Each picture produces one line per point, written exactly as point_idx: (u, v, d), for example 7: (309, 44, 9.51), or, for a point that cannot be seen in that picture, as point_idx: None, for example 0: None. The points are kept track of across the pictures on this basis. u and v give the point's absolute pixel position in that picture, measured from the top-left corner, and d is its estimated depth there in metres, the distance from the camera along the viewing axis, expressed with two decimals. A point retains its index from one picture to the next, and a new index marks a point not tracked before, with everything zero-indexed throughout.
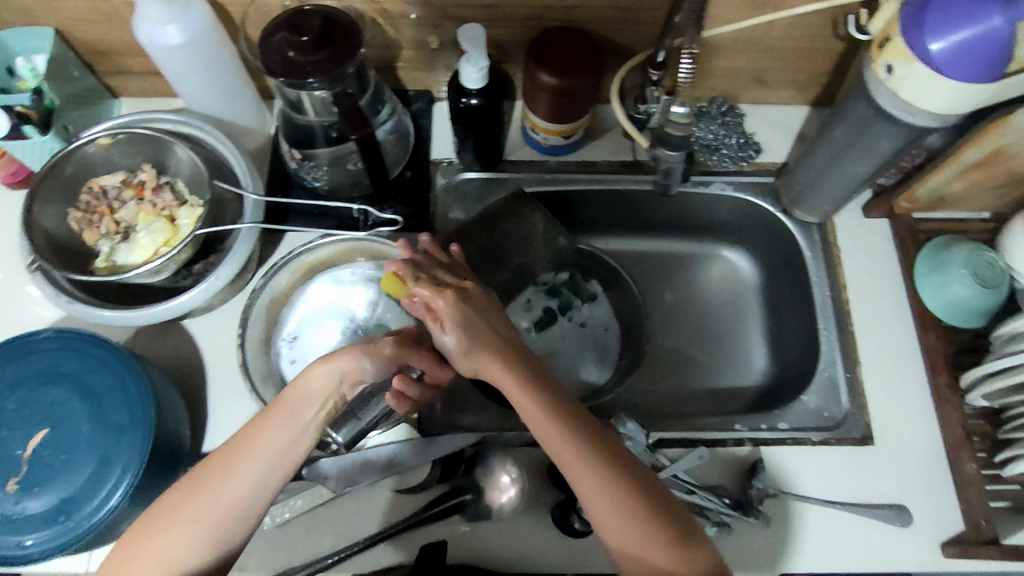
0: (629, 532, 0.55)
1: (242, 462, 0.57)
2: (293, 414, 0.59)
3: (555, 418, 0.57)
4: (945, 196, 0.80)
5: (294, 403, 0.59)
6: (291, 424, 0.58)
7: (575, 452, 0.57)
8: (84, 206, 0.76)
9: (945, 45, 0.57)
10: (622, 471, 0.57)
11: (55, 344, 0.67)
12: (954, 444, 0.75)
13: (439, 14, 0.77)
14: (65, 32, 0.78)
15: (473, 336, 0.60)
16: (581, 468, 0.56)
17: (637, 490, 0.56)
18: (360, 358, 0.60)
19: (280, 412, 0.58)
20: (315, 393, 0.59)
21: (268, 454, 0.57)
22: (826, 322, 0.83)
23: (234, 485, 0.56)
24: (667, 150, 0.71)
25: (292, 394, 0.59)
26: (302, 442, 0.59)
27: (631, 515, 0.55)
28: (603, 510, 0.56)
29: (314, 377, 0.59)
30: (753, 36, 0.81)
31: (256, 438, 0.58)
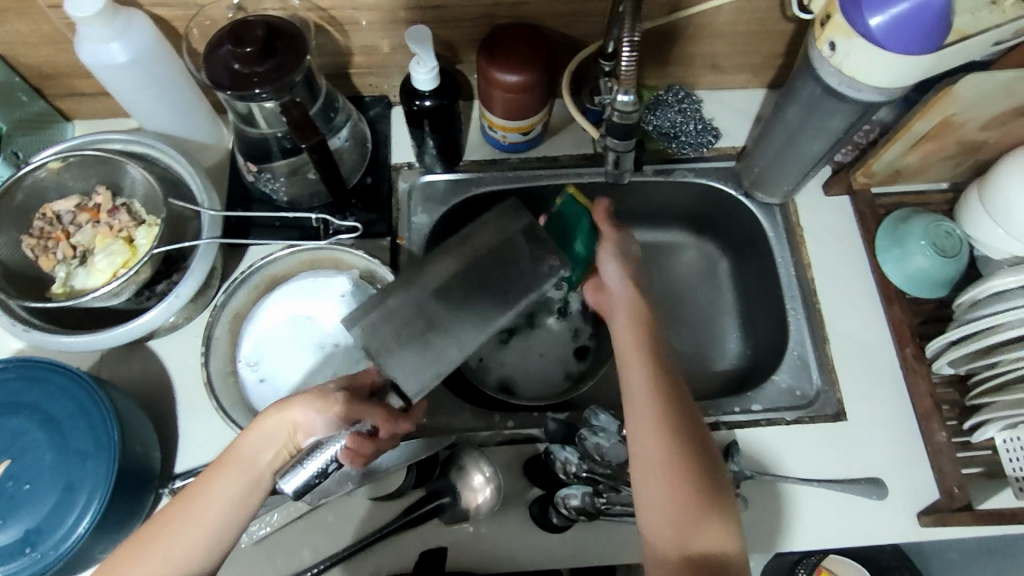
0: (658, 467, 0.55)
1: (195, 513, 0.55)
2: (247, 465, 0.57)
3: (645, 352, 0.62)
4: (901, 169, 0.81)
5: (247, 455, 0.57)
6: (242, 476, 0.56)
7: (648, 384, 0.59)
8: (38, 232, 0.75)
9: (885, 18, 0.56)
10: (683, 420, 0.57)
11: (13, 374, 0.66)
12: (924, 414, 0.75)
13: (388, 17, 0.76)
14: (8, 57, 0.77)
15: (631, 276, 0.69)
16: (646, 398, 0.58)
17: (691, 439, 0.57)
18: (313, 407, 0.58)
19: (230, 465, 0.57)
20: (269, 441, 0.58)
21: (224, 506, 0.56)
22: (793, 302, 0.84)
23: (188, 538, 0.54)
24: (615, 138, 0.71)
25: (244, 444, 0.57)
26: (257, 491, 0.57)
27: (670, 450, 0.56)
28: (643, 440, 0.57)
29: (262, 427, 0.58)
30: (702, 22, 0.81)
31: (208, 490, 0.56)
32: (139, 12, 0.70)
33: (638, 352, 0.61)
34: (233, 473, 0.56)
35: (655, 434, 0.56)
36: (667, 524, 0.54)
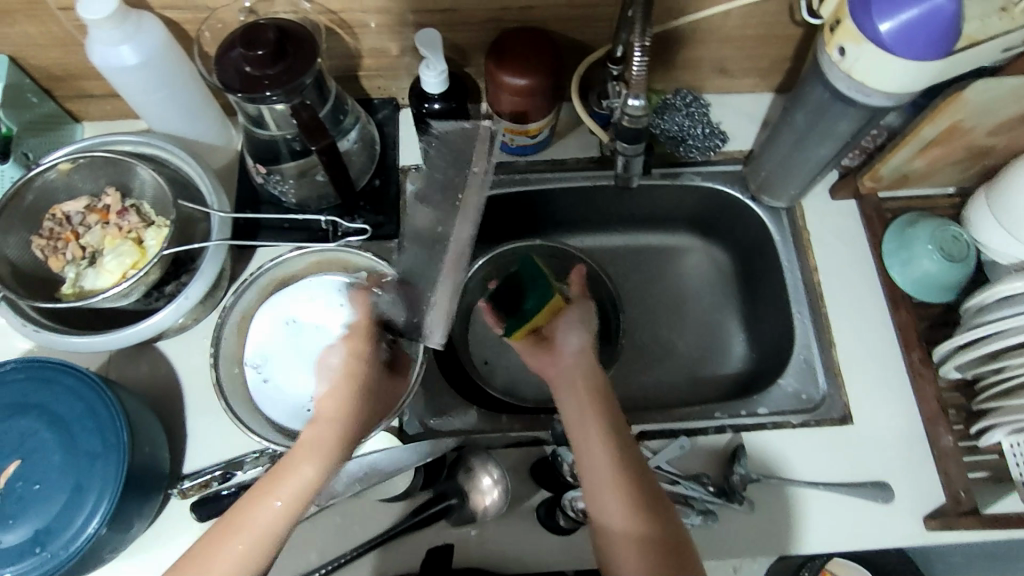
0: (613, 493, 0.58)
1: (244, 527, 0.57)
2: (292, 484, 0.58)
3: (591, 393, 0.67)
4: (908, 173, 0.81)
5: (298, 478, 0.58)
6: (293, 495, 0.57)
7: (593, 418, 0.64)
8: (47, 233, 0.75)
9: (895, 24, 0.57)
10: (627, 449, 0.62)
11: (23, 375, 0.66)
12: (931, 418, 0.76)
13: (398, 21, 0.77)
14: (19, 58, 0.77)
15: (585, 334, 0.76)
16: (592, 431, 0.63)
17: (635, 463, 0.61)
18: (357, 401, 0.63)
19: (282, 483, 0.58)
20: (315, 458, 0.59)
21: (272, 525, 0.57)
22: (799, 306, 0.84)
23: (241, 553, 0.56)
24: (625, 143, 0.71)
25: (297, 470, 0.58)
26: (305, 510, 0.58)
27: (608, 464, 0.60)
28: (595, 471, 0.60)
29: (318, 442, 0.60)
30: (711, 26, 0.81)
31: (251, 513, 0.57)
32: (150, 15, 0.70)
33: (582, 394, 0.67)
34: (283, 494, 0.57)
35: (604, 461, 0.60)
36: (629, 544, 0.56)
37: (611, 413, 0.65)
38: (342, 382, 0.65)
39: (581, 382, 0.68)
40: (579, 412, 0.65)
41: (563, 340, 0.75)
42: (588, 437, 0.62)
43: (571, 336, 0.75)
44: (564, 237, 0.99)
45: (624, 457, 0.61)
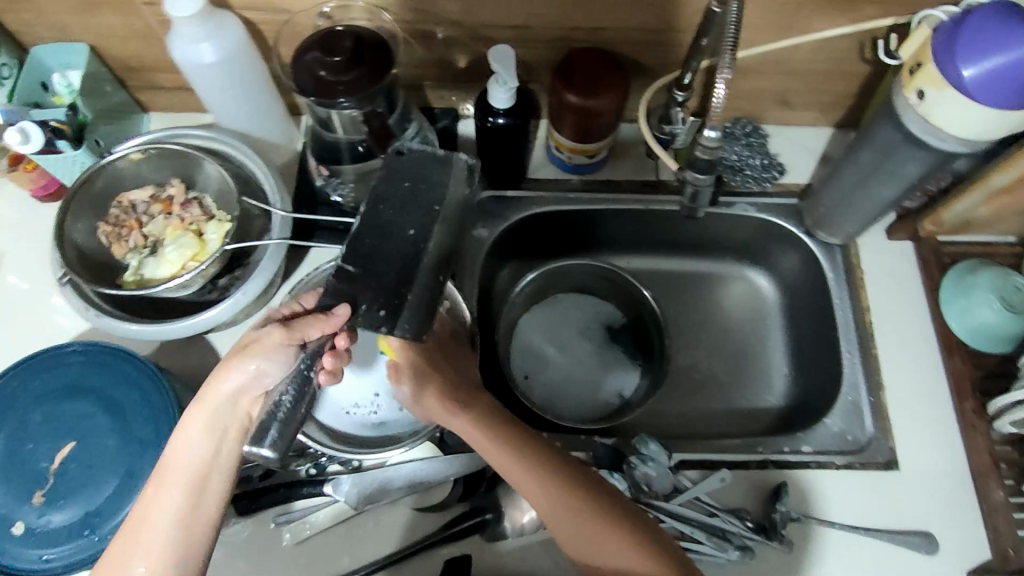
0: (596, 531, 0.61)
1: (147, 529, 0.55)
2: (180, 464, 0.57)
3: (506, 446, 0.65)
4: (970, 219, 0.80)
5: (182, 463, 0.57)
6: (184, 483, 0.56)
7: (529, 474, 0.63)
8: (113, 220, 0.77)
9: (978, 71, 0.56)
10: (579, 482, 0.63)
11: (83, 358, 0.67)
12: (981, 471, 0.74)
13: (469, 34, 0.78)
14: (98, 48, 0.79)
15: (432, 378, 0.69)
16: (537, 484, 0.63)
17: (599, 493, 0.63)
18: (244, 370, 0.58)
19: (170, 475, 0.57)
20: (200, 434, 0.58)
21: (174, 518, 0.56)
22: (849, 345, 0.83)
23: (151, 542, 0.55)
24: (696, 172, 0.71)
25: (177, 449, 0.57)
26: (207, 491, 0.57)
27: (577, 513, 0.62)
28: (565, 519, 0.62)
29: (196, 421, 0.58)
30: (779, 58, 0.81)
31: (153, 502, 0.56)
32: (230, 15, 0.71)
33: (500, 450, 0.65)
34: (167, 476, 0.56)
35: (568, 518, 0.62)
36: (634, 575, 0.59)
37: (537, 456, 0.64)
38: (226, 361, 0.59)
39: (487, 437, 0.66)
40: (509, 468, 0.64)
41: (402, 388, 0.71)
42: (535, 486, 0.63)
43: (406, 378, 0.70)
44: (609, 257, 0.98)
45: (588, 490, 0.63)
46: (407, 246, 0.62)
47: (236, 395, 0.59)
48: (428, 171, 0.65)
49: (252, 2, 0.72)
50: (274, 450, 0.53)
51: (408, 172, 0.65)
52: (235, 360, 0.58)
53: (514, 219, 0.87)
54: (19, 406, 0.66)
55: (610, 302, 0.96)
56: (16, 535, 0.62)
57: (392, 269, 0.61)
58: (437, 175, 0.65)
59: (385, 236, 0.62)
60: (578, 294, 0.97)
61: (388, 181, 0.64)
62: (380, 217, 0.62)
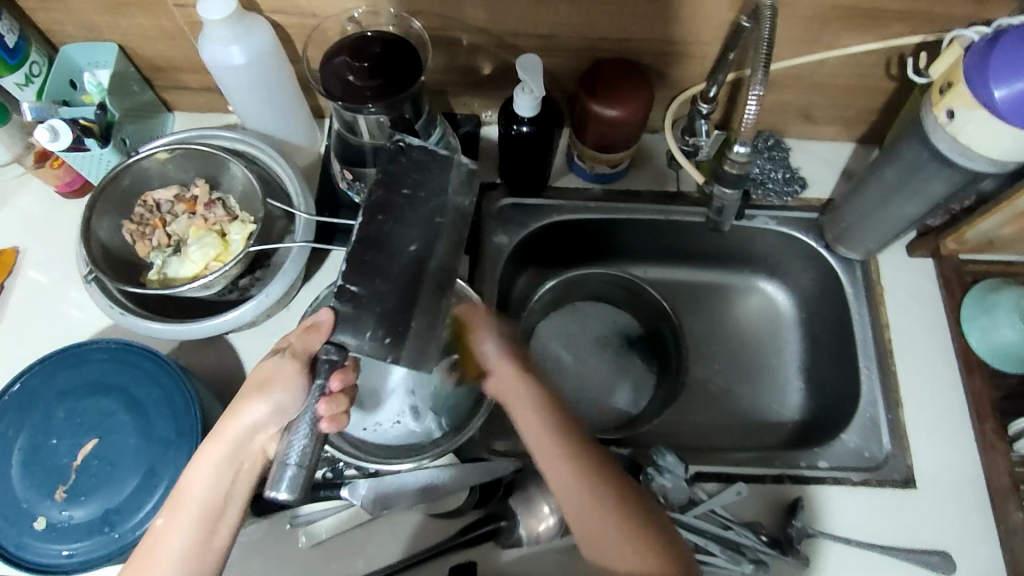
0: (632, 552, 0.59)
1: (157, 561, 0.55)
2: (197, 499, 0.56)
3: (565, 445, 0.63)
4: (994, 239, 0.80)
5: (196, 495, 0.56)
6: (199, 517, 0.56)
7: (581, 478, 0.62)
8: (138, 218, 0.78)
9: (1009, 92, 0.56)
10: (629, 500, 0.61)
11: (107, 356, 0.68)
12: (1000, 493, 0.74)
13: (495, 42, 0.78)
14: (127, 48, 0.80)
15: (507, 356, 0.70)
16: (586, 490, 0.61)
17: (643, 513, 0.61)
18: (261, 407, 0.57)
19: (183, 508, 0.56)
20: (217, 469, 0.57)
21: (185, 552, 0.55)
22: (867, 361, 0.82)
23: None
24: (724, 188, 0.71)
25: (191, 482, 0.56)
26: (219, 526, 0.57)
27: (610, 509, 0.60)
28: (603, 530, 0.60)
29: (212, 455, 0.57)
30: (804, 72, 0.81)
31: (164, 537, 0.55)
32: (260, 18, 0.72)
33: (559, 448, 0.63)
34: (180, 511, 0.56)
35: (599, 512, 0.60)
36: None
37: (594, 462, 0.63)
38: (244, 392, 0.58)
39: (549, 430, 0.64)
40: (564, 467, 0.62)
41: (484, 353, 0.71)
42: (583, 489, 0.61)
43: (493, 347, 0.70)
44: (627, 266, 0.98)
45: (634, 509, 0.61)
46: (409, 262, 0.63)
47: (253, 429, 0.58)
48: (428, 180, 0.65)
49: (280, 6, 0.73)
50: (287, 495, 0.51)
51: (400, 182, 0.64)
52: (255, 395, 0.57)
53: (534, 228, 0.87)
54: (42, 401, 0.66)
55: (627, 312, 0.97)
56: (37, 529, 0.62)
57: (397, 291, 0.62)
58: (438, 187, 0.66)
59: (387, 249, 0.62)
60: (596, 304, 0.97)
61: (387, 189, 0.63)
62: (386, 228, 0.62)
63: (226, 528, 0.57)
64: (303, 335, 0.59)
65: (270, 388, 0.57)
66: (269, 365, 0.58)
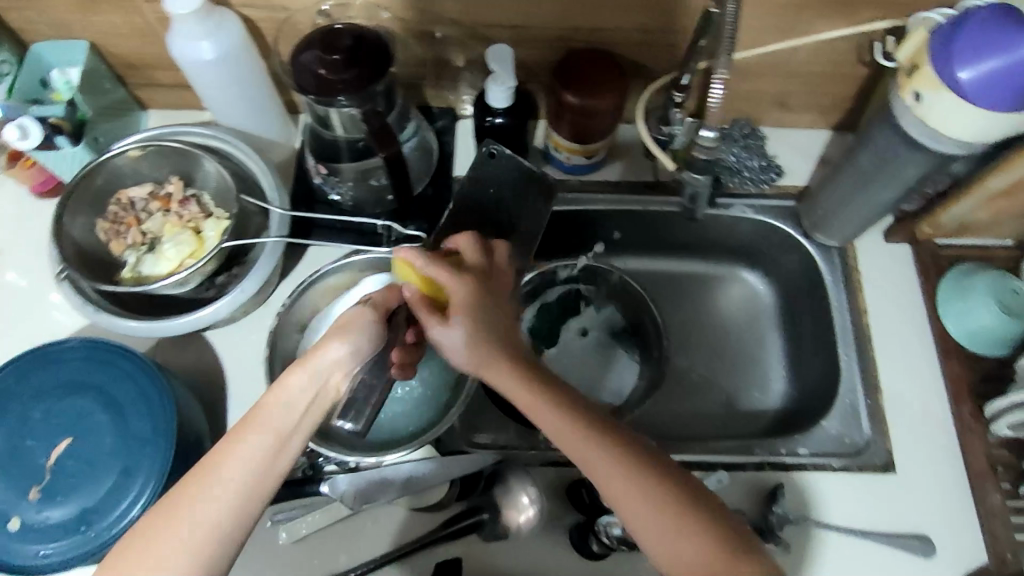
0: (665, 527, 0.53)
1: (222, 479, 0.53)
2: (271, 424, 0.55)
3: (575, 421, 0.56)
4: (968, 222, 0.80)
5: (274, 417, 0.55)
6: (270, 439, 0.55)
7: (597, 452, 0.55)
8: (112, 217, 0.77)
9: (973, 73, 0.57)
10: (646, 457, 0.55)
11: (81, 354, 0.67)
12: (978, 475, 0.74)
13: (468, 34, 0.78)
14: (98, 45, 0.80)
15: (478, 331, 0.59)
16: (611, 468, 0.54)
17: (668, 476, 0.55)
18: (347, 345, 0.58)
19: (256, 428, 0.55)
20: (296, 398, 0.56)
21: (250, 473, 0.53)
22: (847, 348, 0.83)
23: (216, 496, 0.53)
24: (694, 172, 0.72)
25: (272, 401, 0.56)
26: (285, 453, 0.55)
27: (635, 482, 0.54)
28: (635, 510, 0.54)
29: (295, 382, 0.56)
30: (778, 60, 0.81)
31: (229, 455, 0.54)
32: (231, 13, 0.72)
33: (568, 424, 0.56)
34: (255, 430, 0.55)
35: (625, 485, 0.54)
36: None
37: (610, 432, 0.56)
38: (337, 327, 0.59)
39: (552, 412, 0.57)
40: (579, 447, 0.55)
41: (451, 346, 0.60)
42: (599, 462, 0.54)
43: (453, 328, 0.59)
44: (607, 257, 0.98)
45: (660, 476, 0.54)
46: None
47: (332, 367, 0.58)
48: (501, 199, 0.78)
49: (251, 0, 0.72)
50: (356, 426, 0.66)
51: None
52: (339, 336, 0.58)
53: None
54: (17, 401, 0.66)
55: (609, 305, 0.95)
56: (12, 531, 0.61)
57: None
58: (513, 205, 0.78)
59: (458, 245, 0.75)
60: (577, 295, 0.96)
61: None
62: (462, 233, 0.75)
63: (288, 458, 0.56)
64: (388, 292, 0.63)
65: (354, 329, 0.59)
66: (353, 311, 0.61)
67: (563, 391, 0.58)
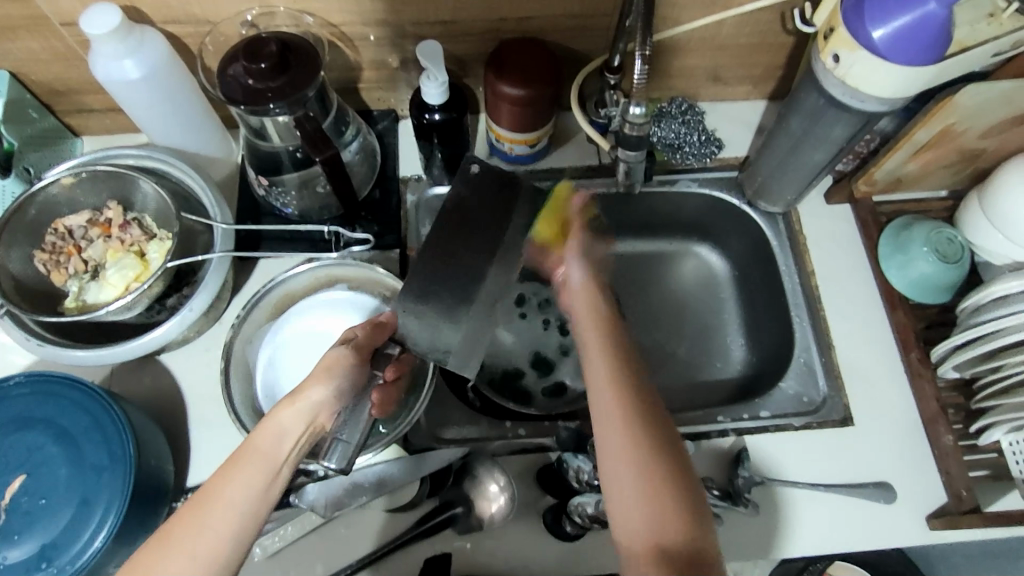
0: (629, 475, 0.51)
1: (214, 517, 0.49)
2: (265, 455, 0.52)
3: (610, 362, 0.56)
4: (902, 177, 0.82)
5: (265, 446, 0.53)
6: (262, 471, 0.52)
7: (607, 384, 0.54)
8: (50, 247, 0.75)
9: (887, 31, 0.58)
10: (643, 396, 0.54)
11: (28, 390, 0.66)
12: (930, 418, 0.76)
13: (397, 32, 0.78)
14: (20, 74, 0.78)
15: (589, 278, 0.65)
16: (612, 415, 0.53)
17: (663, 436, 0.52)
18: (330, 386, 0.56)
19: (246, 467, 0.51)
20: (285, 433, 0.54)
21: (244, 510, 0.50)
22: (798, 308, 0.85)
23: (212, 529, 0.49)
24: (628, 150, 0.74)
25: (260, 438, 0.53)
26: (276, 486, 0.52)
27: (618, 404, 0.53)
28: (611, 446, 0.52)
29: (284, 418, 0.54)
30: (705, 35, 0.82)
31: (223, 488, 0.50)
32: (151, 29, 0.71)
33: (604, 366, 0.55)
34: (250, 464, 0.51)
35: (609, 405, 0.53)
36: (641, 548, 0.49)
37: (635, 385, 0.55)
38: (315, 370, 0.57)
39: (601, 346, 0.57)
40: (602, 381, 0.55)
41: (564, 280, 0.67)
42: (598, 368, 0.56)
43: (579, 265, 0.66)
44: None
45: (646, 425, 0.52)
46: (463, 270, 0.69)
47: (319, 407, 0.56)
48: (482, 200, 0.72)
49: (173, 16, 0.72)
50: (339, 466, 0.54)
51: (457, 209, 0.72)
52: (322, 376, 0.57)
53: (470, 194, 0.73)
54: None
55: None
56: None
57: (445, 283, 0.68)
58: (505, 208, 0.72)
59: (450, 227, 0.71)
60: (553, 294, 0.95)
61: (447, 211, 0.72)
62: (448, 213, 0.71)
63: (280, 488, 0.53)
64: (370, 333, 0.63)
65: (338, 372, 0.57)
66: (332, 353, 0.59)
67: (618, 342, 0.58)
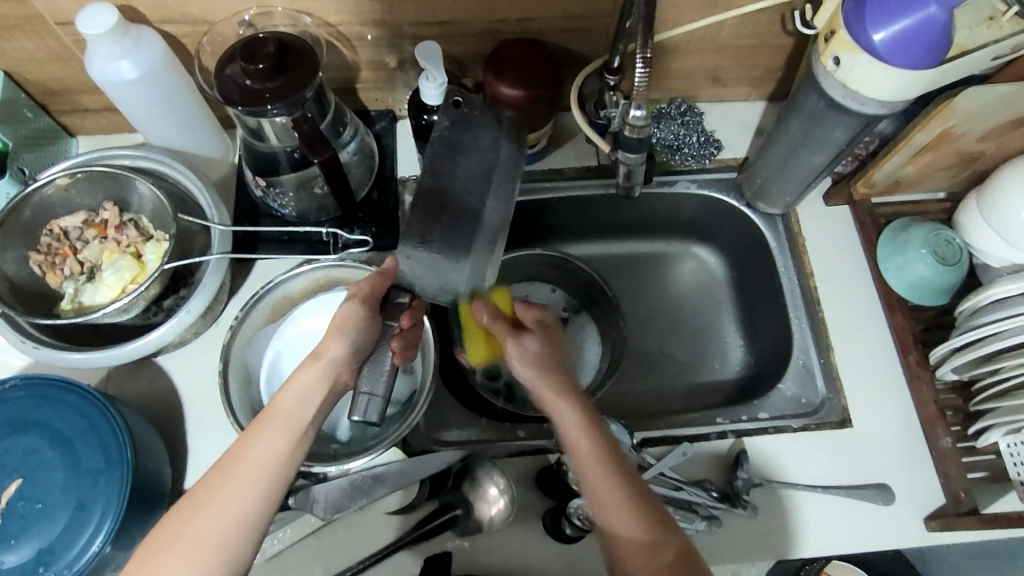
0: (630, 533, 0.54)
1: (241, 477, 0.53)
2: (287, 420, 0.56)
3: (587, 431, 0.58)
4: (900, 178, 0.82)
5: (287, 408, 0.57)
6: (285, 432, 0.55)
7: (589, 451, 0.57)
8: (45, 249, 0.75)
9: (887, 34, 0.58)
10: (623, 456, 0.58)
11: (23, 393, 0.65)
12: (929, 420, 0.76)
13: (395, 32, 0.77)
14: (14, 74, 0.77)
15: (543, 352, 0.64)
16: (603, 482, 0.55)
17: (648, 493, 0.56)
18: (344, 340, 0.60)
19: (270, 423, 0.55)
20: (307, 394, 0.58)
21: (269, 467, 0.54)
22: (796, 309, 0.85)
23: (235, 494, 0.52)
24: (628, 152, 0.73)
25: (282, 404, 0.57)
26: (298, 449, 0.56)
27: (606, 470, 0.56)
28: (608, 510, 0.55)
29: (304, 380, 0.58)
30: (705, 36, 0.82)
31: (245, 452, 0.54)
32: (148, 28, 0.70)
33: (577, 426, 0.58)
34: (270, 429, 0.55)
35: (597, 471, 0.56)
36: None
37: (614, 448, 0.58)
38: (332, 328, 0.61)
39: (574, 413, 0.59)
40: (585, 452, 0.57)
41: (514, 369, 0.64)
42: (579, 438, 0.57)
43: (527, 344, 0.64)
44: (563, 244, 0.99)
45: (635, 484, 0.56)
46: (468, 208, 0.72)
47: (339, 365, 0.60)
48: (477, 135, 0.75)
49: (169, 15, 0.71)
50: (369, 418, 0.56)
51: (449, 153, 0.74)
52: (336, 332, 0.60)
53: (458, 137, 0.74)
54: None
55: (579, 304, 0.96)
56: None
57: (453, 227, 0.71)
58: (489, 143, 0.75)
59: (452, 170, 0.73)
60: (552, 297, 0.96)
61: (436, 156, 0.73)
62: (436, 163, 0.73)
63: (303, 450, 0.56)
64: (373, 282, 0.64)
65: (350, 329, 0.60)
66: (342, 310, 0.61)
67: (583, 397, 0.61)
